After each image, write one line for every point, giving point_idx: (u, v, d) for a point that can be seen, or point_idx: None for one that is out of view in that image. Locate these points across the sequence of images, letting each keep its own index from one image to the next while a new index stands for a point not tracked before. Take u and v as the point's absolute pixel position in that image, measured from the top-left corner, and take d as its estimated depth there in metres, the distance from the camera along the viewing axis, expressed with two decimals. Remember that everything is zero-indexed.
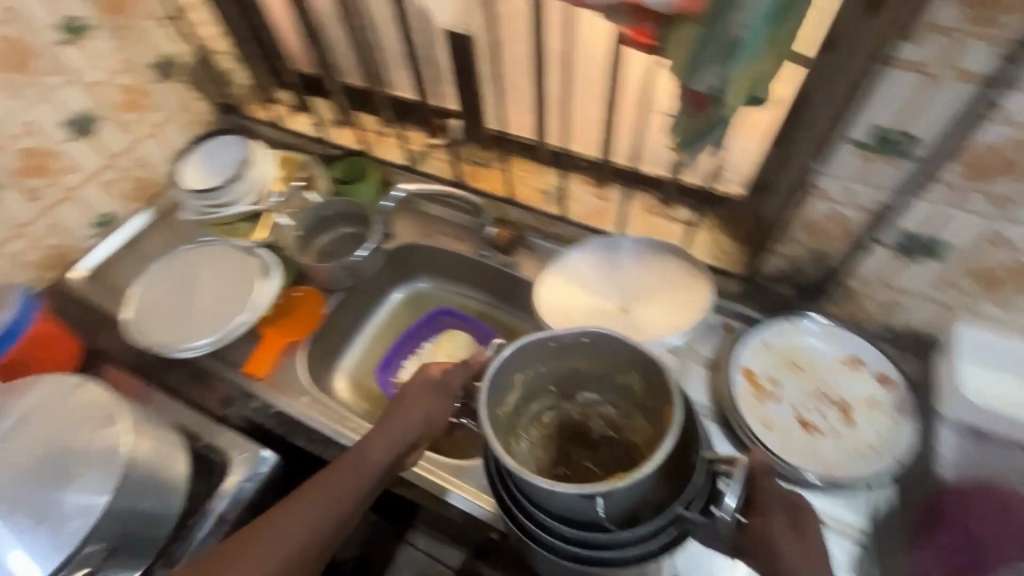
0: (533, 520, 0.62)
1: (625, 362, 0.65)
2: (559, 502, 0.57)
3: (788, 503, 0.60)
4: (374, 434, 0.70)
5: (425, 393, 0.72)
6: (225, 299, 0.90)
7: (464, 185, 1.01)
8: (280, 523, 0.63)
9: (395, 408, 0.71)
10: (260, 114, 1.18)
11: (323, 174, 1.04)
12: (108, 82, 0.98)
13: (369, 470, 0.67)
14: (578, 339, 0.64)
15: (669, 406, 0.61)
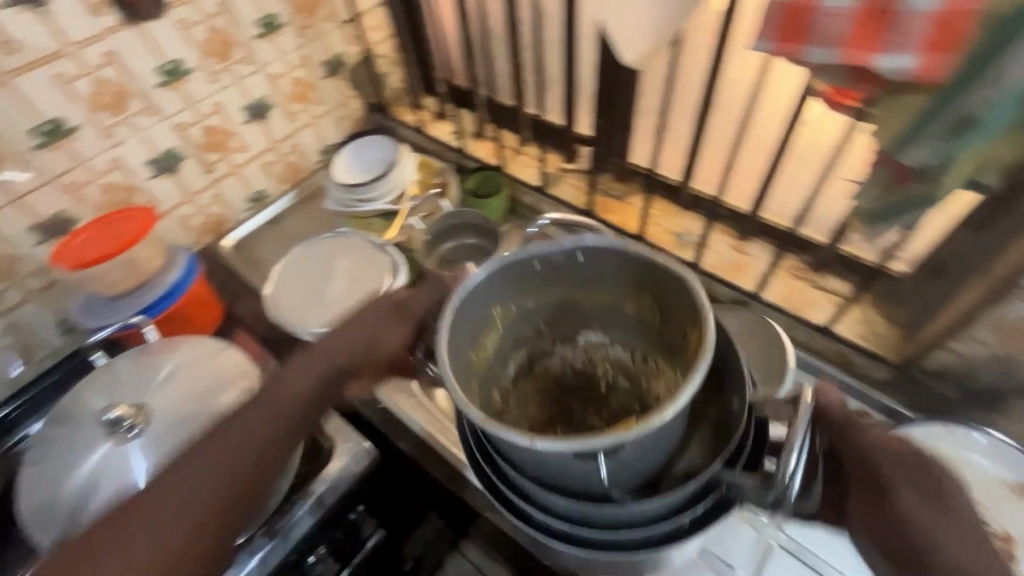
0: (528, 495, 0.54)
1: (621, 277, 0.58)
2: (546, 465, 0.48)
3: (898, 454, 0.48)
4: (298, 359, 0.64)
5: (349, 327, 0.66)
6: (356, 291, 0.95)
7: (594, 216, 0.99)
8: (221, 458, 0.58)
9: (324, 333, 0.66)
10: (405, 118, 1.25)
11: (456, 182, 1.07)
12: (286, 75, 1.07)
13: (288, 401, 0.62)
14: (571, 254, 0.56)
15: (696, 325, 0.52)
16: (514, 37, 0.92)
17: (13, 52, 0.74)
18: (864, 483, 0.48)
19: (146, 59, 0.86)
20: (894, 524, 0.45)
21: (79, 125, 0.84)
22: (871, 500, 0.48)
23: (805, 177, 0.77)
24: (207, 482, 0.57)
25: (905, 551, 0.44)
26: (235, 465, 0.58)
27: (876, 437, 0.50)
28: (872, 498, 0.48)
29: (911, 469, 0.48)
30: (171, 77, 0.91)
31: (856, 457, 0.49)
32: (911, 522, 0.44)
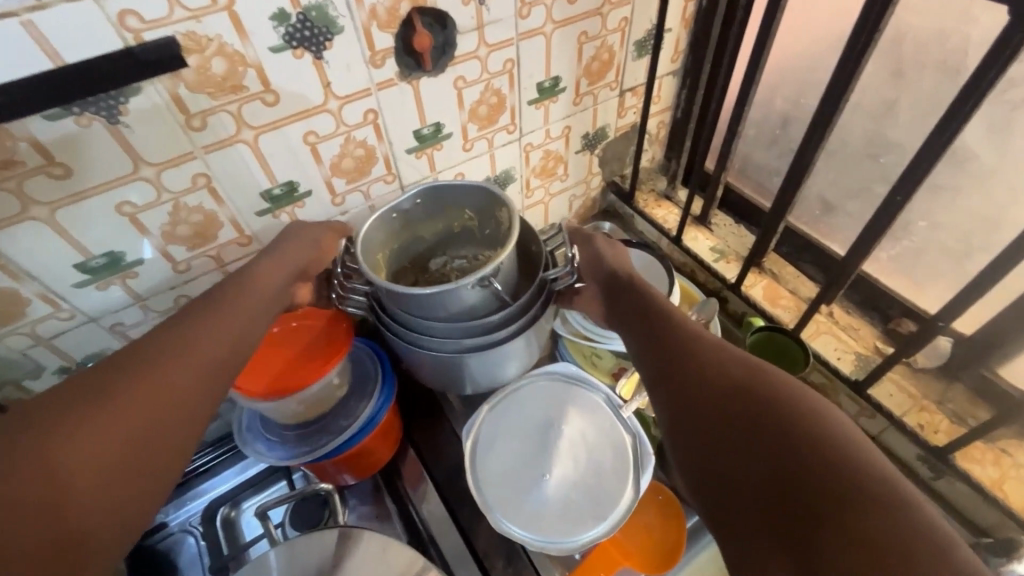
0: (414, 329, 0.64)
1: (457, 201, 0.71)
2: (443, 309, 0.60)
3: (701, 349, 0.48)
4: (257, 264, 0.56)
5: (298, 239, 0.60)
6: (589, 489, 0.67)
7: (944, 456, 0.67)
8: (151, 357, 0.45)
9: (269, 252, 0.58)
10: (652, 210, 0.99)
11: (718, 327, 0.81)
12: (541, 147, 0.84)
13: (257, 286, 0.55)
14: (413, 199, 0.68)
15: (499, 207, 0.68)
16: (914, 186, 0.62)
17: (271, 104, 0.56)
18: (614, 298, 0.60)
19: (407, 121, 0.67)
20: (658, 326, 0.53)
21: (311, 190, 0.66)
22: (621, 316, 0.58)
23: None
24: (139, 401, 0.42)
25: (663, 342, 0.51)
26: (153, 386, 0.43)
27: (612, 252, 0.65)
28: (674, 387, 0.46)
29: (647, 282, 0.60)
30: (425, 142, 0.71)
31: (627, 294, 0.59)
32: (733, 387, 0.43)
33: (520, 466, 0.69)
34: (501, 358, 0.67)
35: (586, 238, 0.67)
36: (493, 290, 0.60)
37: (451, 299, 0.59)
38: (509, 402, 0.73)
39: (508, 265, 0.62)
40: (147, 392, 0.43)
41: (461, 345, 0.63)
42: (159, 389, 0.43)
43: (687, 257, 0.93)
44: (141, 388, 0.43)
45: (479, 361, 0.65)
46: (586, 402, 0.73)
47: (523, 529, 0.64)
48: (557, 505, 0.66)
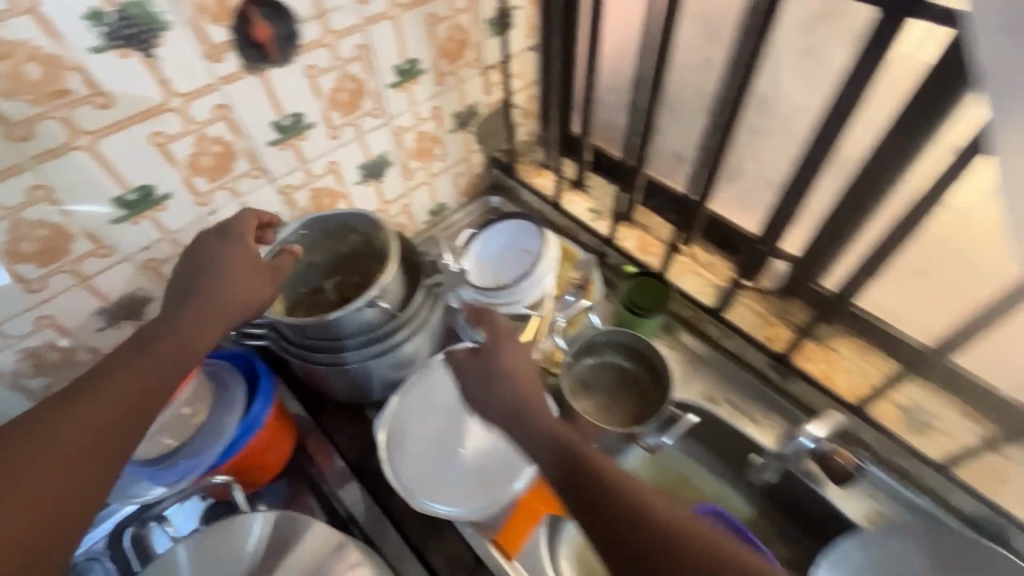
0: (324, 354, 0.72)
1: (342, 230, 0.78)
2: (342, 329, 0.68)
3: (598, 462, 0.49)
4: (224, 288, 0.57)
5: (247, 264, 0.59)
6: (501, 452, 0.72)
7: (786, 362, 0.79)
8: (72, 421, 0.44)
9: (200, 284, 0.56)
10: (533, 180, 1.05)
11: (598, 280, 0.89)
12: (413, 128, 0.87)
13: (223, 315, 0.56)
14: (297, 231, 0.75)
15: (376, 230, 0.77)
16: None
17: (103, 107, 0.55)
18: (505, 401, 0.58)
19: (262, 114, 0.67)
20: (543, 430, 0.54)
21: (171, 193, 0.65)
22: (512, 425, 0.56)
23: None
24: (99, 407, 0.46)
25: (547, 442, 0.52)
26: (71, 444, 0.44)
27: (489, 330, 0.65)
28: (584, 501, 0.47)
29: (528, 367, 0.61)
30: (288, 134, 0.71)
31: (513, 397, 0.58)
32: (626, 488, 0.47)
33: (433, 448, 0.72)
34: (401, 363, 0.76)
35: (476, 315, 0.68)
36: (387, 308, 0.69)
37: (343, 321, 0.67)
38: (416, 389, 0.75)
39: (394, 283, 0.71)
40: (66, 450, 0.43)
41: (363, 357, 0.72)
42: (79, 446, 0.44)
43: (567, 219, 1.00)
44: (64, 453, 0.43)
45: (380, 367, 0.74)
46: None
47: (445, 504, 0.68)
48: (472, 473, 0.70)
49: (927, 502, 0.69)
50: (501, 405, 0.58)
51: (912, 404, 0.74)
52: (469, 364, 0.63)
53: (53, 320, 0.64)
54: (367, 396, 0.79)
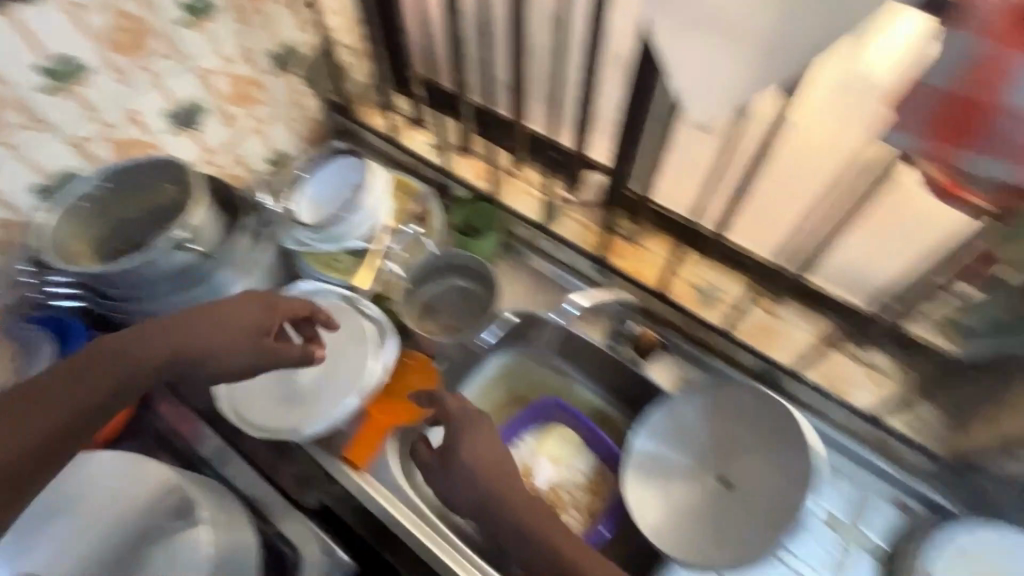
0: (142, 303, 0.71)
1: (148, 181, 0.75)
2: (154, 277, 0.67)
3: (578, 542, 0.60)
4: (231, 316, 0.65)
5: (251, 305, 0.66)
6: (336, 373, 0.74)
7: (604, 263, 0.87)
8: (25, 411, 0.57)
9: (201, 326, 0.63)
10: (374, 121, 1.05)
11: (438, 211, 0.91)
12: (222, 71, 0.84)
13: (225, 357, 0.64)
14: (95, 184, 0.72)
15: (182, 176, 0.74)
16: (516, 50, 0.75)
17: None
18: (456, 483, 0.63)
19: (19, 59, 0.63)
20: (483, 488, 0.62)
21: None
22: (453, 494, 0.63)
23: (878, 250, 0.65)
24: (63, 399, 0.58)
25: (486, 502, 0.62)
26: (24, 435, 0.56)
27: (453, 415, 0.67)
28: (542, 568, 0.59)
29: (490, 446, 0.65)
30: (62, 80, 0.68)
31: (467, 486, 0.62)
32: (568, 560, 0.58)
33: (271, 380, 0.74)
34: (232, 303, 0.78)
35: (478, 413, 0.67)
36: (201, 252, 0.69)
37: (152, 269, 0.66)
38: None
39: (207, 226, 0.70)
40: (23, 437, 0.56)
41: (187, 301, 0.72)
42: (36, 440, 0.56)
43: (409, 156, 1.02)
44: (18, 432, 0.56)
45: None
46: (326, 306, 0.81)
47: (280, 426, 0.71)
48: (308, 397, 0.73)
49: (718, 364, 0.81)
50: (458, 494, 0.63)
51: (711, 285, 0.82)
52: (459, 465, 0.63)
53: None
54: (208, 339, 0.80)
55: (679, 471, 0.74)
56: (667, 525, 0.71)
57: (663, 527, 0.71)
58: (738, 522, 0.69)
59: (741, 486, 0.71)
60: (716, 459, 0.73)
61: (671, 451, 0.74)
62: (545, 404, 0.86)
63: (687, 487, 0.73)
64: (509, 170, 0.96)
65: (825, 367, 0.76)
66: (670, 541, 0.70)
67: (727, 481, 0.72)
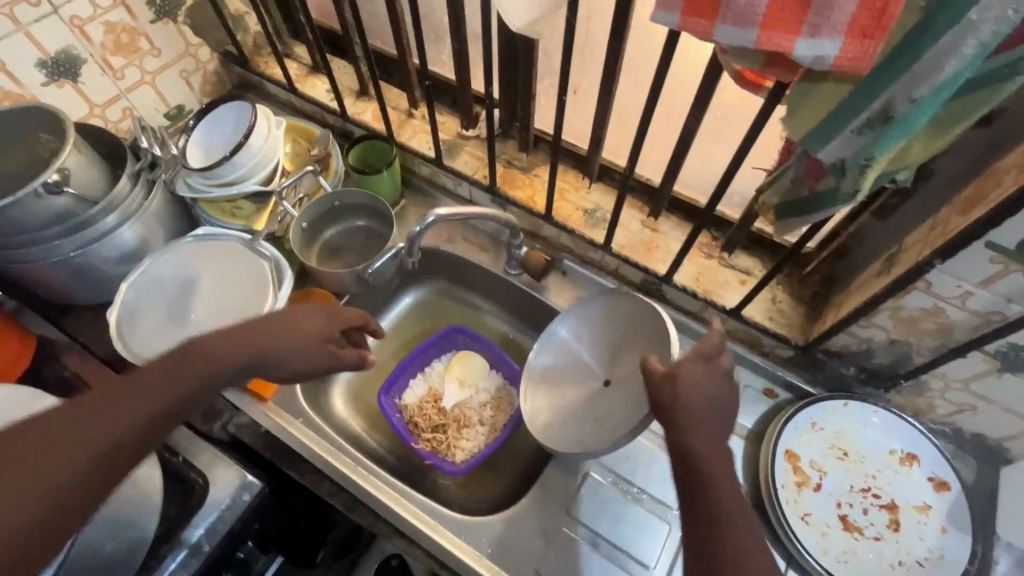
0: (21, 253, 0.71)
1: (22, 131, 0.75)
2: (25, 219, 0.68)
3: (725, 478, 0.50)
4: (284, 315, 0.64)
5: (315, 309, 0.67)
6: (232, 309, 0.77)
7: (496, 191, 0.89)
8: (116, 402, 0.48)
9: (288, 342, 0.62)
10: (273, 70, 1.05)
11: (339, 153, 0.92)
12: (95, 19, 0.83)
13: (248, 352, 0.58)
14: None
15: (51, 123, 0.74)
16: None
17: None
18: (694, 449, 0.52)
19: None
20: (694, 467, 0.51)
21: None
22: (691, 443, 0.52)
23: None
24: (117, 408, 0.48)
25: (696, 485, 0.50)
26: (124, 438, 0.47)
27: (669, 390, 0.55)
28: (705, 525, 0.48)
29: (704, 392, 0.55)
30: None
31: (697, 425, 0.53)
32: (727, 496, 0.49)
33: (166, 319, 0.76)
34: (123, 251, 0.78)
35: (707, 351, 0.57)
36: (77, 194, 0.70)
37: (21, 210, 0.67)
38: (145, 274, 0.78)
39: (76, 168, 0.70)
40: (108, 423, 0.47)
41: (70, 247, 0.72)
42: (106, 439, 0.46)
43: (309, 104, 1.03)
44: (107, 426, 0.47)
45: (102, 260, 0.77)
46: (222, 248, 0.82)
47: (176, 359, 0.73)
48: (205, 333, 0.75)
49: (607, 280, 0.86)
50: (708, 455, 0.51)
51: (597, 206, 0.87)
52: (680, 395, 0.54)
53: None
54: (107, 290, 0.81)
55: (565, 377, 0.80)
56: (553, 424, 0.77)
57: (550, 427, 0.77)
58: (610, 412, 0.73)
59: (618, 381, 0.75)
60: (599, 362, 0.79)
61: (556, 360, 0.81)
62: (450, 330, 0.91)
63: (573, 391, 0.79)
64: (408, 112, 0.98)
65: (700, 272, 0.81)
66: (554, 437, 0.76)
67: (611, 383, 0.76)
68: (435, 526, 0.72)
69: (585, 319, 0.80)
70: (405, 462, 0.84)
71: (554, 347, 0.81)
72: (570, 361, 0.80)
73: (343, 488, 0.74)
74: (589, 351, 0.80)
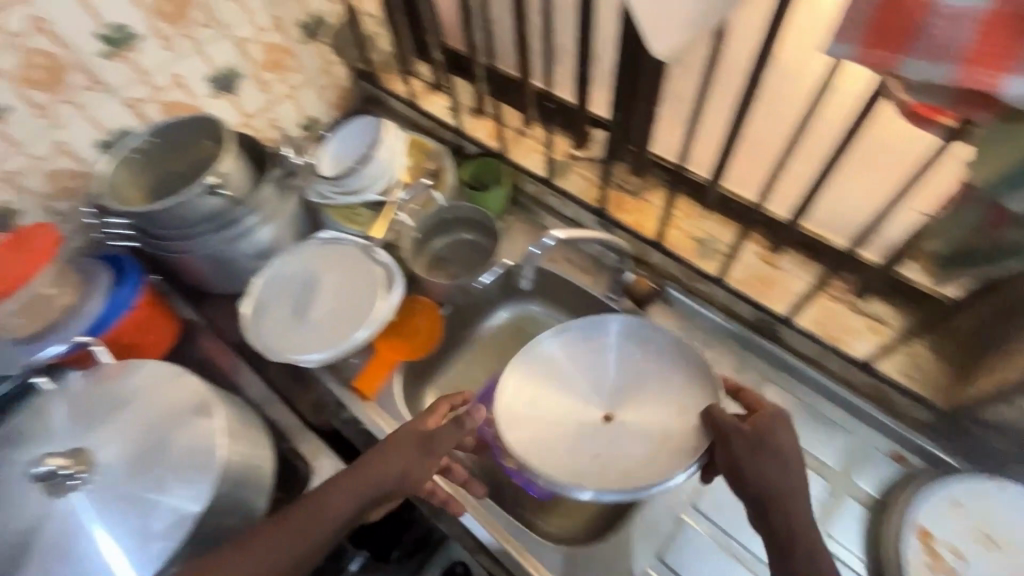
0: (179, 245, 0.81)
1: (189, 136, 0.85)
2: (189, 216, 0.77)
3: (792, 502, 0.57)
4: (388, 443, 0.65)
5: (414, 434, 0.66)
6: (347, 310, 0.81)
7: (605, 215, 0.89)
8: (255, 551, 0.57)
9: (384, 471, 0.63)
10: (396, 87, 1.11)
11: (451, 167, 0.96)
12: (255, 39, 0.92)
13: (355, 498, 0.62)
14: (146, 139, 0.82)
15: (214, 131, 0.83)
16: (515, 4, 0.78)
17: None
18: (769, 477, 0.58)
19: (81, 24, 0.73)
20: (768, 483, 0.58)
21: (7, 106, 0.72)
22: (764, 469, 0.58)
23: (872, 190, 0.64)
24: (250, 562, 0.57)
25: (768, 499, 0.58)
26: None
27: (744, 437, 0.60)
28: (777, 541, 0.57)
29: (797, 454, 0.60)
30: (116, 46, 0.78)
31: (777, 464, 0.58)
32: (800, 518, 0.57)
33: (290, 314, 0.82)
34: (259, 249, 0.86)
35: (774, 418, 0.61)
36: (230, 197, 0.78)
37: (186, 208, 0.75)
38: (277, 272, 0.86)
39: (234, 173, 0.78)
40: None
41: (218, 243, 0.81)
42: None
43: (427, 119, 1.08)
44: (253, 572, 0.56)
45: (242, 255, 0.85)
46: (343, 252, 0.87)
47: (296, 351, 0.78)
48: (322, 330, 0.80)
49: (717, 314, 0.82)
50: (780, 482, 0.58)
51: (711, 236, 0.83)
52: (771, 437, 0.60)
53: None
54: (241, 282, 0.89)
55: (569, 386, 0.75)
56: (540, 424, 0.72)
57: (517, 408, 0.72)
58: (618, 449, 0.70)
59: (621, 422, 0.72)
60: (613, 387, 0.75)
61: (561, 358, 0.76)
62: None
63: (572, 403, 0.74)
64: (521, 131, 1.00)
65: (824, 316, 0.75)
66: (514, 424, 0.71)
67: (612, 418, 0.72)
68: (519, 549, 0.71)
69: (633, 343, 0.76)
70: (490, 476, 0.85)
71: (563, 346, 0.77)
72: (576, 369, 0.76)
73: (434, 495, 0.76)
74: (614, 372, 0.75)
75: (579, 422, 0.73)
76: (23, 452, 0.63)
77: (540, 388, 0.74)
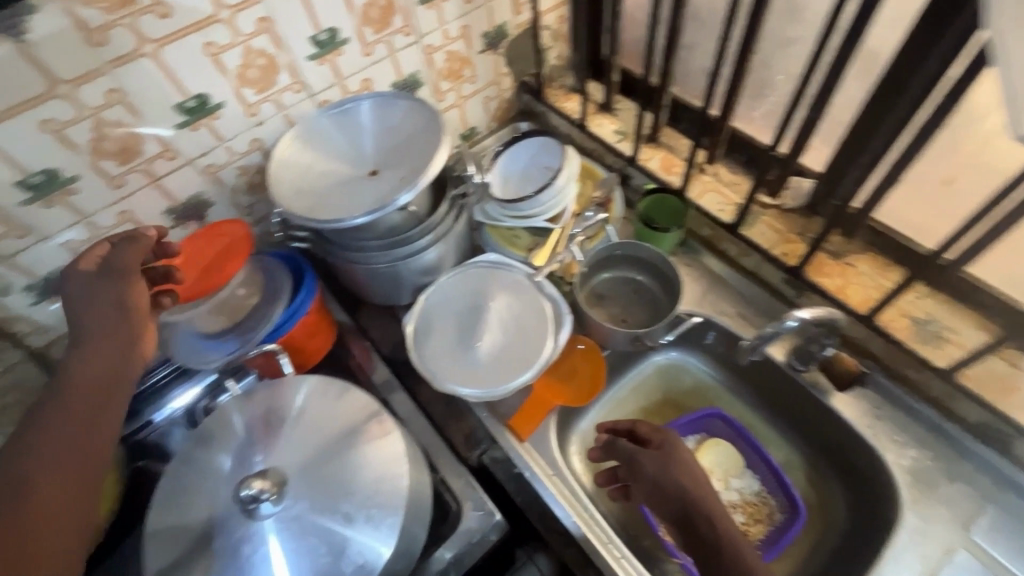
0: (354, 254, 0.78)
1: None
2: (373, 229, 0.75)
3: (695, 514, 0.56)
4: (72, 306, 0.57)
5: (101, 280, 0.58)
6: (515, 347, 0.78)
7: (802, 277, 0.79)
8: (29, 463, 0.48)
9: (79, 335, 0.56)
10: (561, 104, 1.06)
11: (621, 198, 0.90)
12: (443, 48, 0.90)
13: (89, 359, 0.54)
14: None
15: None
16: (749, 36, 0.70)
17: (164, 17, 0.62)
18: (676, 498, 0.57)
19: (301, 27, 0.72)
20: (683, 503, 0.57)
21: (223, 102, 0.72)
22: (648, 475, 0.60)
23: None
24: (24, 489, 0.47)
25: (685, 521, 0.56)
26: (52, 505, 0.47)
27: (653, 459, 0.61)
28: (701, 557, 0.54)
29: (664, 463, 0.60)
30: (324, 49, 0.77)
31: (668, 482, 0.58)
32: (726, 540, 0.53)
33: (454, 343, 0.79)
34: (427, 267, 0.83)
35: (656, 435, 0.64)
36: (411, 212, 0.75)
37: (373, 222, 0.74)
38: (440, 291, 0.83)
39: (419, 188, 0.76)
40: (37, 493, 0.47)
41: (392, 258, 0.78)
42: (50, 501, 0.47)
43: (593, 143, 1.02)
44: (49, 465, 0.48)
45: (409, 272, 0.82)
46: (509, 281, 0.84)
47: (461, 385, 0.76)
48: (488, 366, 0.77)
49: (926, 409, 0.72)
50: (652, 496, 0.60)
51: (931, 320, 0.73)
52: (646, 460, 0.61)
53: (131, 215, 0.74)
54: (399, 296, 0.87)
55: (328, 151, 0.78)
56: (325, 209, 0.72)
57: (282, 178, 0.75)
58: (354, 195, 0.73)
59: (381, 173, 0.75)
60: (372, 150, 0.78)
61: (325, 127, 0.79)
62: (706, 413, 0.84)
63: (333, 168, 0.77)
64: (701, 167, 0.92)
65: None
66: (280, 190, 0.74)
67: (376, 171, 0.75)
68: None
69: (381, 108, 0.79)
70: (635, 541, 0.78)
71: (333, 115, 0.80)
72: (329, 135, 0.79)
73: (587, 558, 0.71)
74: (370, 140, 0.78)
75: (350, 180, 0.75)
76: (211, 454, 0.63)
77: (305, 154, 0.78)
